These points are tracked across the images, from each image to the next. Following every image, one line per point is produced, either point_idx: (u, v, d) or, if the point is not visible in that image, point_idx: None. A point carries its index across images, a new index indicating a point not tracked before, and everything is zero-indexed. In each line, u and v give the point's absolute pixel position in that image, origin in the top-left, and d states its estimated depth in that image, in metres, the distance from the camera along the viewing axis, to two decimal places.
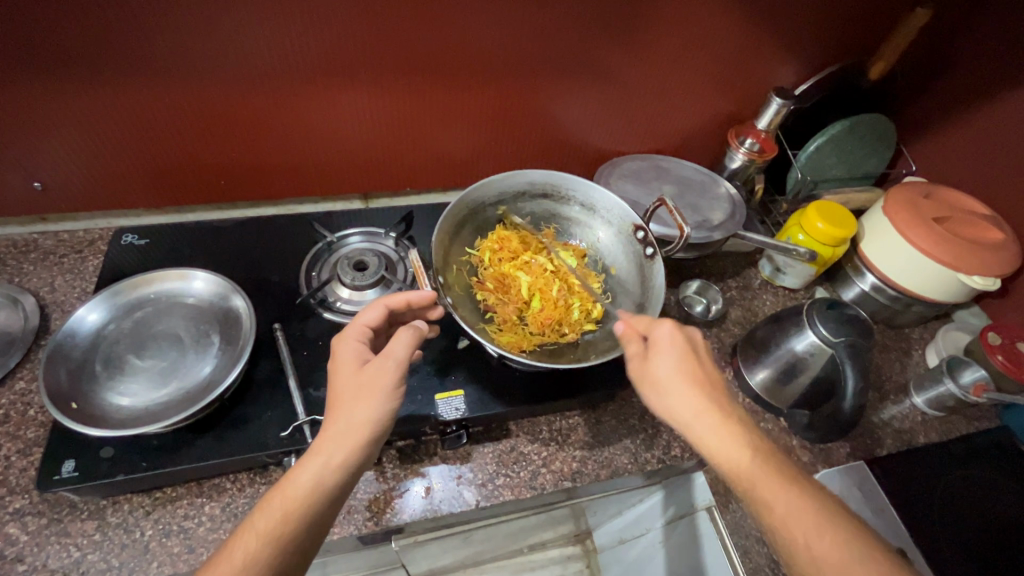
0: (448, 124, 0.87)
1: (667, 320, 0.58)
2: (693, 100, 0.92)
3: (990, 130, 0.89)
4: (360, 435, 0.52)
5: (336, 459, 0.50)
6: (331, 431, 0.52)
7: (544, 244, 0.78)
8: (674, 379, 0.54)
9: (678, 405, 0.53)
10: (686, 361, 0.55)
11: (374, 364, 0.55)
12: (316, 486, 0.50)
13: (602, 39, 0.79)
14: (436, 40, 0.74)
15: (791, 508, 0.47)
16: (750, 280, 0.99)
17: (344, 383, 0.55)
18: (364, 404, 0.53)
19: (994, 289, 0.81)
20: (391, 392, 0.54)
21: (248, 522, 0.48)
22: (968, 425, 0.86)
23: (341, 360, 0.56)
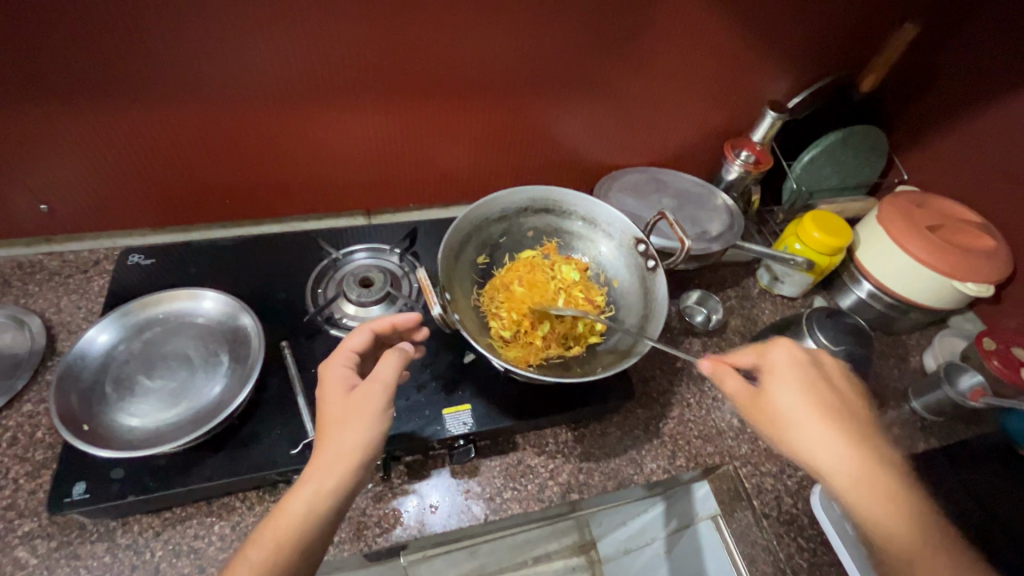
0: (450, 141, 0.89)
1: (779, 341, 0.59)
2: (689, 114, 0.94)
3: (978, 139, 0.91)
4: (349, 461, 0.51)
5: (325, 486, 0.50)
6: (319, 460, 0.52)
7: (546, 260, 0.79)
8: (803, 415, 0.54)
9: (817, 444, 0.53)
10: (812, 392, 0.55)
11: (362, 389, 0.55)
12: (309, 514, 0.50)
13: (600, 56, 0.81)
14: (439, 60, 0.75)
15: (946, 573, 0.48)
16: (749, 289, 1.00)
17: (331, 410, 0.54)
18: (352, 429, 0.53)
19: (988, 296, 0.83)
20: (380, 415, 0.54)
21: (240, 556, 0.48)
22: (967, 430, 0.87)
23: (328, 388, 0.56)
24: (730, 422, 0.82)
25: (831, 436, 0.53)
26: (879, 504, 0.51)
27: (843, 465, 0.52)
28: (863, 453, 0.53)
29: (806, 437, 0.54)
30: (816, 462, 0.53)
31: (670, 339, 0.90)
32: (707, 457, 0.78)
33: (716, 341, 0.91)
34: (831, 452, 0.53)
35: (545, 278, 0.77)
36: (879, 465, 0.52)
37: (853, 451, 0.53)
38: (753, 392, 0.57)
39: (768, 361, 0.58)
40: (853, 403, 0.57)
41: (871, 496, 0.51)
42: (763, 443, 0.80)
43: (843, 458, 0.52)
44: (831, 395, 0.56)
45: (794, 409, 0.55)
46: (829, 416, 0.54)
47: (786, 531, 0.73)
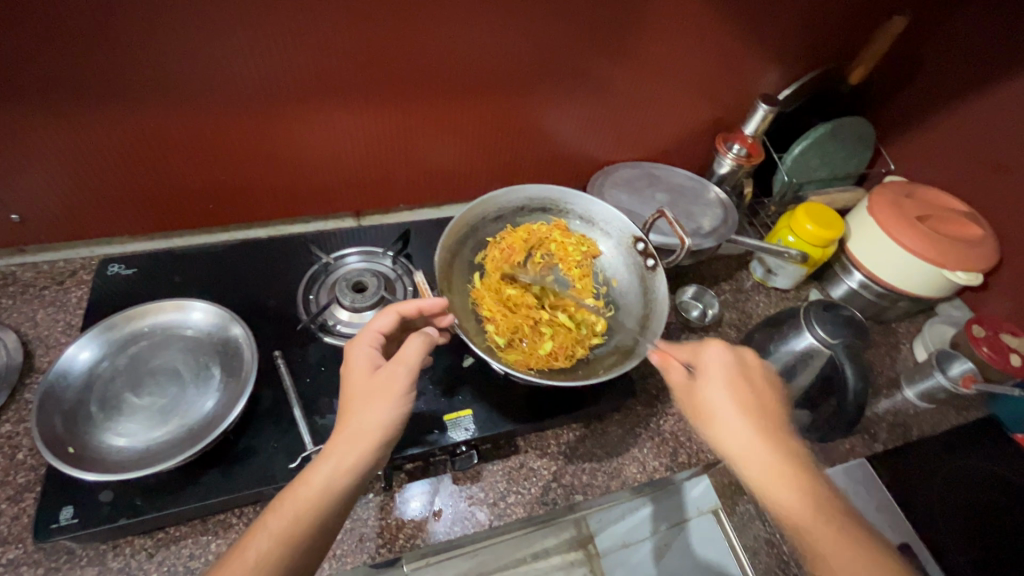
0: (441, 140, 0.87)
1: (714, 342, 0.61)
2: (681, 108, 0.94)
3: (965, 129, 0.92)
4: (371, 438, 0.51)
5: (346, 462, 0.50)
6: (342, 435, 0.51)
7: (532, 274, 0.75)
8: (722, 408, 0.56)
9: (725, 433, 0.55)
10: (734, 387, 0.57)
11: (386, 369, 0.54)
12: (328, 490, 0.49)
13: (593, 51, 0.79)
14: (429, 57, 0.73)
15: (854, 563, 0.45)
16: (742, 283, 1.00)
17: (355, 388, 0.54)
18: (376, 406, 0.52)
19: (976, 284, 0.84)
20: (402, 397, 0.53)
21: (260, 522, 0.47)
22: (957, 416, 0.88)
23: (352, 365, 0.55)
24: None
25: (743, 428, 0.55)
26: (775, 486, 0.51)
27: (749, 456, 0.53)
28: (774, 445, 0.54)
29: (720, 429, 0.55)
30: (728, 450, 0.55)
31: (666, 335, 0.90)
32: (707, 452, 0.78)
33: (712, 336, 0.91)
34: (743, 446, 0.54)
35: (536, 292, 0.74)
36: (782, 451, 0.53)
37: (766, 443, 0.54)
38: (688, 387, 0.60)
39: (701, 359, 0.60)
40: (769, 401, 0.58)
41: (772, 485, 0.51)
42: None
43: (754, 451, 0.53)
44: (754, 394, 0.58)
45: (719, 405, 0.57)
46: (752, 413, 0.56)
47: None
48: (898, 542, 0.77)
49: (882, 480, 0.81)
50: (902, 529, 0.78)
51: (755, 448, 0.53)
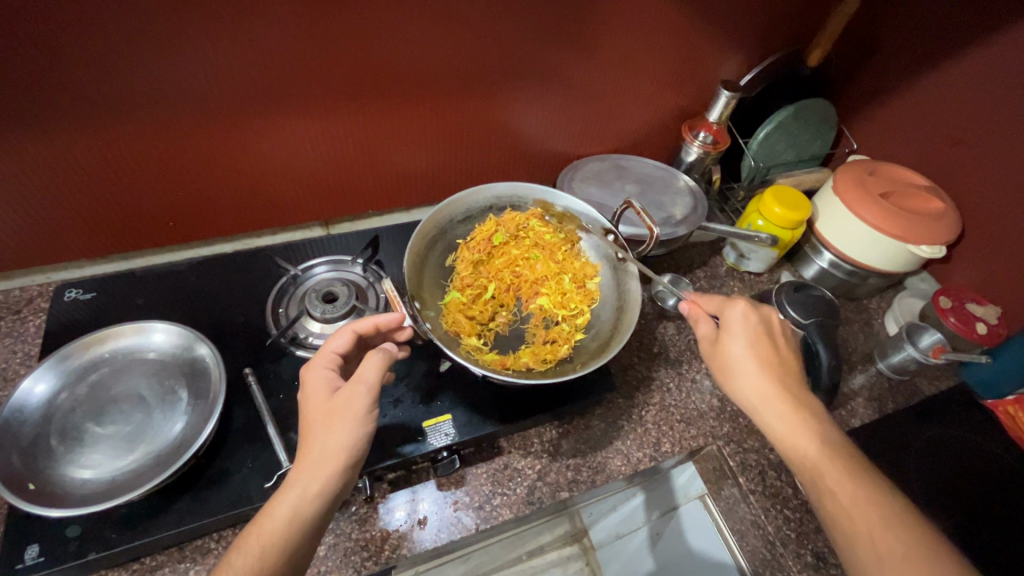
0: (404, 142, 0.85)
1: (739, 300, 0.62)
2: (645, 98, 0.94)
3: (922, 105, 0.94)
4: (335, 463, 0.50)
5: (312, 488, 0.49)
6: (304, 462, 0.50)
7: (490, 300, 0.71)
8: (747, 365, 0.58)
9: (747, 386, 0.57)
10: (756, 343, 0.59)
11: (345, 390, 0.53)
12: (295, 518, 0.48)
13: (553, 45, 0.79)
14: (389, 60, 0.72)
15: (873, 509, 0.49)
16: (716, 269, 1.01)
17: (314, 414, 0.53)
18: (336, 430, 0.51)
19: (941, 256, 0.86)
20: (365, 416, 0.52)
21: (223, 564, 0.46)
22: (930, 385, 0.90)
23: (310, 390, 0.54)
24: (710, 403, 0.83)
25: (761, 380, 0.57)
26: (798, 441, 0.54)
27: (767, 402, 0.56)
28: (779, 389, 0.57)
29: (739, 376, 0.58)
30: (746, 401, 0.58)
31: (645, 326, 0.90)
32: (690, 440, 0.79)
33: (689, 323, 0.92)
34: (759, 398, 0.57)
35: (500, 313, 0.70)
36: (804, 409, 0.55)
37: (778, 394, 0.56)
38: (713, 343, 0.62)
39: (726, 316, 0.62)
40: (791, 360, 0.60)
41: (809, 447, 0.53)
42: (743, 420, 0.82)
43: (777, 406, 0.56)
44: (775, 348, 0.59)
45: (740, 360, 0.58)
46: (770, 365, 0.58)
47: (772, 503, 0.74)
48: None
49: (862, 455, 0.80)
50: None
51: (771, 403, 0.56)
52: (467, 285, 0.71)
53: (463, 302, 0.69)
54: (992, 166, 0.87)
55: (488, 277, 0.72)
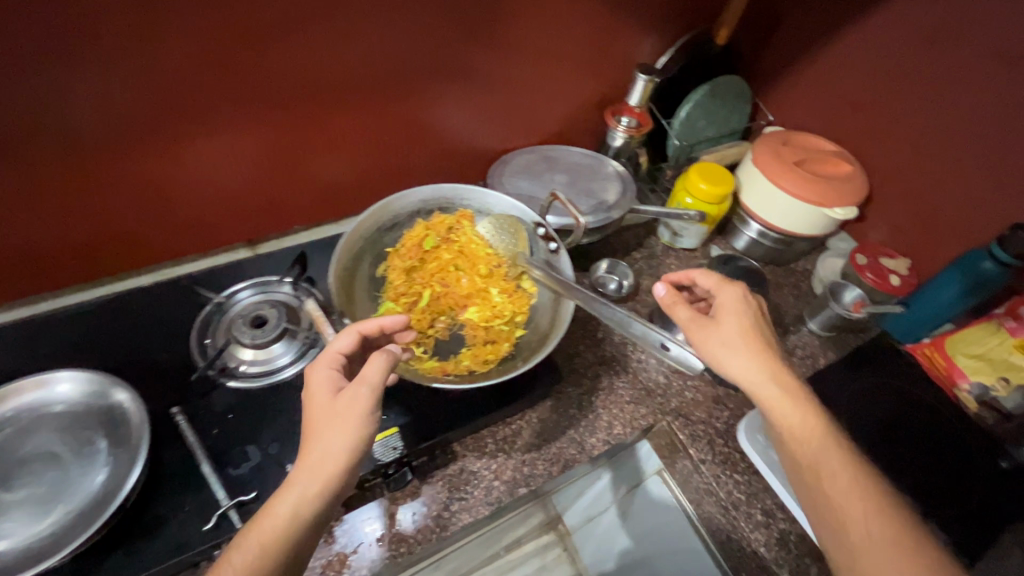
0: (327, 152, 0.82)
1: (731, 287, 0.64)
2: (567, 87, 0.95)
3: (824, 75, 1.00)
4: (337, 466, 0.48)
5: (311, 489, 0.48)
6: (306, 462, 0.49)
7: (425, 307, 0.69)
8: (737, 347, 0.60)
9: (741, 363, 0.60)
10: (746, 328, 0.62)
11: (346, 393, 0.51)
12: (295, 518, 0.47)
13: (468, 41, 0.78)
14: (299, 69, 0.70)
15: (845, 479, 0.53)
16: (653, 249, 1.04)
17: (317, 414, 0.50)
18: (339, 432, 0.49)
19: (853, 217, 0.91)
20: (367, 419, 0.50)
21: (224, 558, 0.45)
22: (857, 339, 0.96)
23: (313, 389, 0.52)
24: (656, 380, 0.85)
25: (755, 358, 0.60)
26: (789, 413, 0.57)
27: (761, 378, 0.59)
28: (770, 366, 0.59)
29: (731, 355, 0.60)
30: (740, 377, 0.59)
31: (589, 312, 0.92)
32: (640, 419, 0.81)
33: (631, 305, 0.94)
34: (755, 375, 0.59)
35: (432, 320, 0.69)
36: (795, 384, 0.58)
37: (772, 371, 0.59)
38: (699, 327, 0.63)
39: (720, 303, 0.64)
40: (777, 345, 0.62)
41: (805, 439, 0.56)
42: (689, 393, 0.85)
43: (769, 380, 0.59)
44: (763, 335, 0.62)
45: (733, 342, 0.61)
46: (762, 351, 0.60)
47: (723, 470, 0.77)
48: None
49: None
50: None
51: (767, 379, 0.59)
52: (400, 296, 0.69)
53: (396, 313, 0.67)
54: (891, 127, 0.93)
55: (421, 285, 0.71)
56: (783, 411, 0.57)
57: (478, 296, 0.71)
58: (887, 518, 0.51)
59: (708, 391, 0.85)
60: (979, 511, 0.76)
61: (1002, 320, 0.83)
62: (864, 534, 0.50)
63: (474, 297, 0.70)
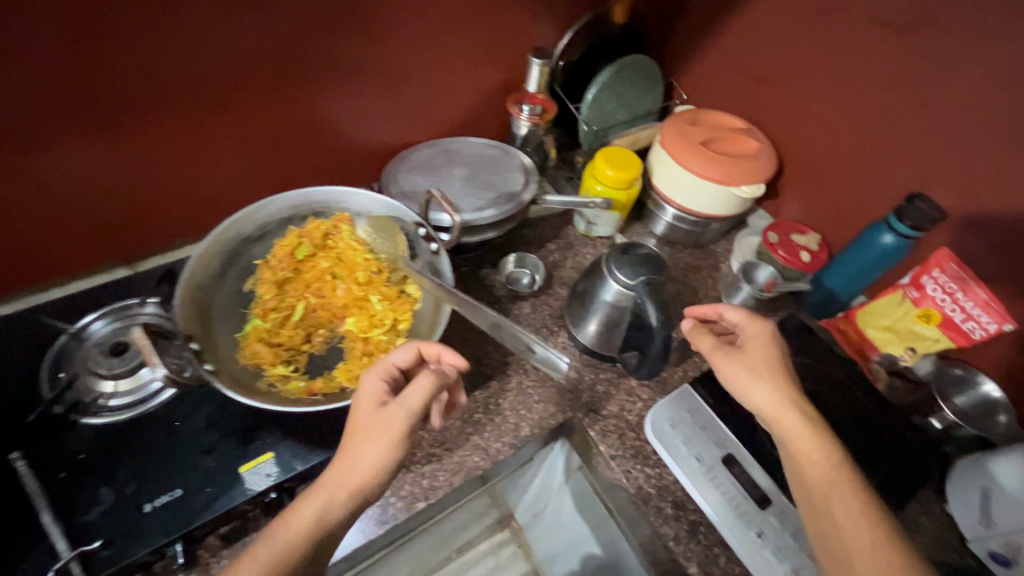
0: (200, 160, 0.76)
1: (766, 323, 0.66)
2: (463, 75, 0.90)
3: (730, 49, 0.98)
4: (366, 479, 0.51)
5: (337, 498, 0.51)
6: (342, 463, 0.52)
7: (297, 323, 0.65)
8: (761, 379, 0.62)
9: (761, 396, 0.61)
10: (773, 363, 0.63)
11: (388, 410, 0.53)
12: (318, 524, 0.50)
13: (338, 30, 0.73)
14: (142, 71, 0.64)
15: (856, 517, 0.53)
16: (569, 239, 1.00)
17: (361, 421, 0.54)
18: (375, 449, 0.52)
19: (761, 194, 0.89)
20: (395, 444, 0.52)
21: (250, 551, 0.48)
22: (775, 316, 0.94)
23: (361, 399, 0.55)
24: (568, 376, 0.82)
25: (775, 392, 0.61)
26: (808, 446, 0.58)
27: (783, 411, 0.60)
28: (789, 401, 0.60)
29: (752, 387, 0.62)
30: (761, 408, 0.61)
31: (499, 310, 0.88)
32: (549, 418, 0.78)
33: (544, 299, 0.91)
34: (777, 408, 0.60)
35: (306, 335, 0.64)
36: (816, 419, 0.59)
37: (795, 406, 0.60)
38: (726, 355, 0.65)
39: (750, 335, 0.66)
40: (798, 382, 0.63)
41: (820, 472, 0.56)
42: (601, 386, 0.82)
43: (789, 415, 0.59)
44: (789, 372, 0.63)
45: (757, 377, 0.62)
46: (788, 386, 0.61)
47: (634, 464, 0.75)
48: (721, 455, 0.74)
49: (708, 404, 0.79)
50: (726, 441, 0.75)
51: (786, 414, 0.60)
52: (270, 311, 0.65)
53: (263, 330, 0.63)
54: (795, 100, 0.91)
55: (294, 298, 0.66)
56: (801, 446, 0.58)
57: (355, 304, 0.66)
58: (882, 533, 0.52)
59: (621, 384, 0.83)
60: (890, 481, 0.75)
61: (906, 291, 0.82)
62: (854, 550, 0.52)
63: (353, 307, 0.66)
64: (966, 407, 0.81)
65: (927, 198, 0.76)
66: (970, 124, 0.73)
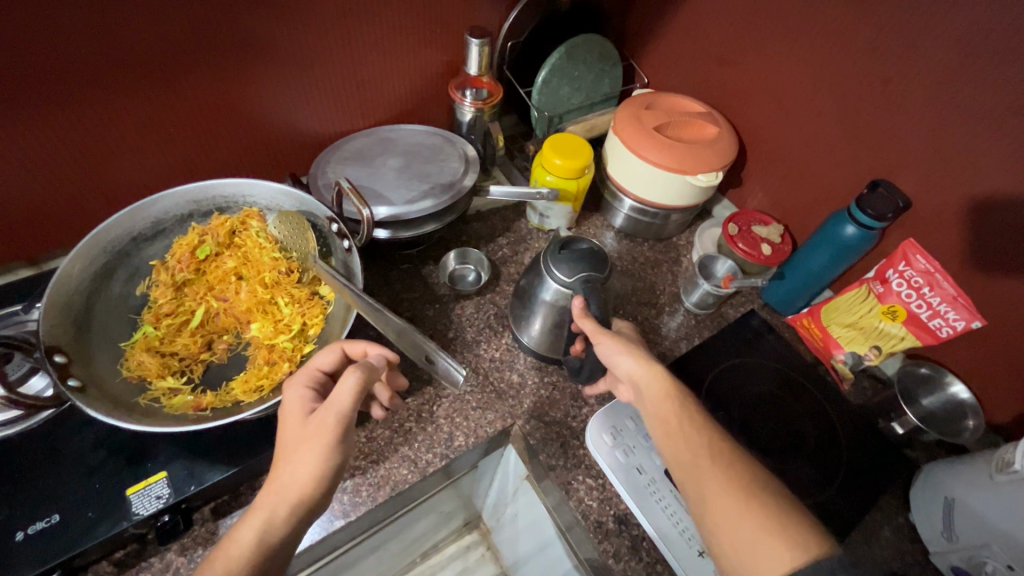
0: (103, 155, 0.70)
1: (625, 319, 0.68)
2: (400, 59, 0.83)
3: (691, 28, 0.91)
4: (303, 493, 0.46)
5: (278, 516, 0.46)
6: (274, 483, 0.47)
7: (195, 331, 0.60)
8: (628, 357, 0.60)
9: (628, 373, 0.60)
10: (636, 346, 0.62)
11: (317, 416, 0.48)
12: (260, 548, 0.44)
13: (248, 12, 0.66)
14: (11, 61, 0.57)
15: (733, 489, 0.50)
16: (521, 232, 0.95)
17: (290, 435, 0.49)
18: (307, 459, 0.47)
19: (717, 183, 0.83)
20: (329, 451, 0.47)
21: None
22: (735, 313, 0.89)
23: (287, 410, 0.51)
24: (509, 380, 0.77)
25: (643, 370, 0.59)
26: (671, 421, 0.56)
27: (651, 389, 0.58)
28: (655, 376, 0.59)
29: (622, 365, 0.60)
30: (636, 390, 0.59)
31: (439, 309, 0.83)
32: (487, 426, 0.73)
33: (489, 297, 0.85)
34: (647, 383, 0.58)
35: (204, 343, 0.59)
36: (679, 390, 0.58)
37: (660, 381, 0.58)
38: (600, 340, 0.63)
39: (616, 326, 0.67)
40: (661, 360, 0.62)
41: (690, 445, 0.54)
42: (545, 391, 0.77)
43: (654, 387, 0.58)
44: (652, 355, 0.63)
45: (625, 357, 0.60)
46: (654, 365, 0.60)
47: (575, 475, 0.70)
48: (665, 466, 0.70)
49: None
50: None
51: (652, 390, 0.58)
52: (164, 317, 0.60)
53: (153, 338, 0.58)
54: (757, 83, 0.85)
55: (193, 303, 0.61)
56: (667, 422, 0.56)
57: (259, 308, 0.61)
58: (762, 516, 0.48)
59: (567, 387, 0.78)
60: (843, 489, 0.71)
61: (871, 285, 0.77)
62: (732, 537, 0.48)
63: (259, 312, 0.61)
64: (931, 408, 0.77)
65: (889, 184, 0.72)
66: (939, 107, 0.67)
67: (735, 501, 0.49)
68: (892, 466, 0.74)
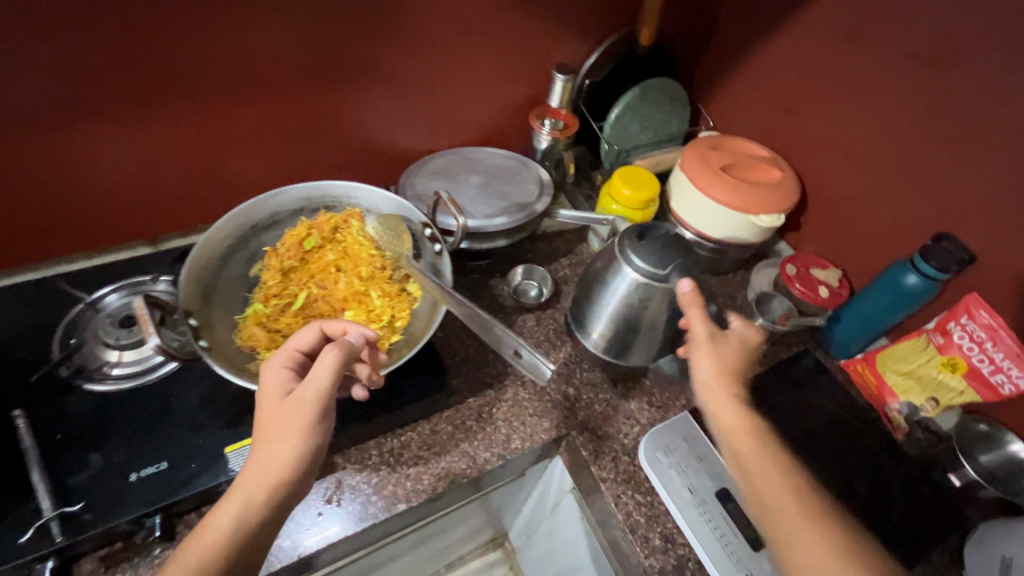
0: (227, 151, 0.79)
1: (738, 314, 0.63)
2: (488, 88, 0.92)
3: (758, 79, 0.97)
4: (279, 473, 0.49)
5: (256, 497, 0.49)
6: (252, 467, 0.50)
7: (298, 311, 0.66)
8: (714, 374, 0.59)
9: (716, 390, 0.58)
10: (724, 358, 0.59)
11: (294, 396, 0.52)
12: (237, 529, 0.48)
13: (368, 38, 0.76)
14: (177, 65, 0.67)
15: (805, 522, 0.51)
16: (582, 255, 1.00)
17: (267, 417, 0.52)
18: (284, 441, 0.50)
19: (778, 226, 0.88)
20: (308, 430, 0.51)
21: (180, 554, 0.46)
22: (788, 351, 0.90)
23: (265, 393, 0.54)
24: (565, 393, 0.81)
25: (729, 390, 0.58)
26: (747, 444, 0.55)
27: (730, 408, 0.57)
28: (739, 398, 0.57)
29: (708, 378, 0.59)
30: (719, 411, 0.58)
31: (503, 319, 0.88)
32: (543, 433, 0.76)
33: (550, 313, 0.90)
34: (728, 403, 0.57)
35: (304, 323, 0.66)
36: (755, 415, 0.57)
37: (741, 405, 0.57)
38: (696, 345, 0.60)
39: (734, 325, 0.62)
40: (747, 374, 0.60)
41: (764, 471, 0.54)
42: (599, 407, 0.80)
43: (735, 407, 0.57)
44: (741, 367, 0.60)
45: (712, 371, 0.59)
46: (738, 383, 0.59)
47: (624, 490, 0.72)
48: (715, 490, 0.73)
49: (704, 433, 0.78)
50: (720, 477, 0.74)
51: (732, 410, 0.57)
52: (272, 297, 0.67)
53: (262, 315, 0.65)
54: (822, 133, 0.89)
55: (296, 287, 0.68)
56: (740, 442, 0.56)
57: (354, 298, 0.68)
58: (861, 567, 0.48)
59: (620, 405, 0.80)
60: (894, 537, 0.71)
61: (930, 336, 0.79)
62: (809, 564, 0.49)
63: (352, 301, 0.67)
64: (989, 466, 0.76)
65: (954, 238, 0.74)
66: (1002, 166, 0.70)
67: (816, 536, 0.50)
68: (945, 520, 0.73)
